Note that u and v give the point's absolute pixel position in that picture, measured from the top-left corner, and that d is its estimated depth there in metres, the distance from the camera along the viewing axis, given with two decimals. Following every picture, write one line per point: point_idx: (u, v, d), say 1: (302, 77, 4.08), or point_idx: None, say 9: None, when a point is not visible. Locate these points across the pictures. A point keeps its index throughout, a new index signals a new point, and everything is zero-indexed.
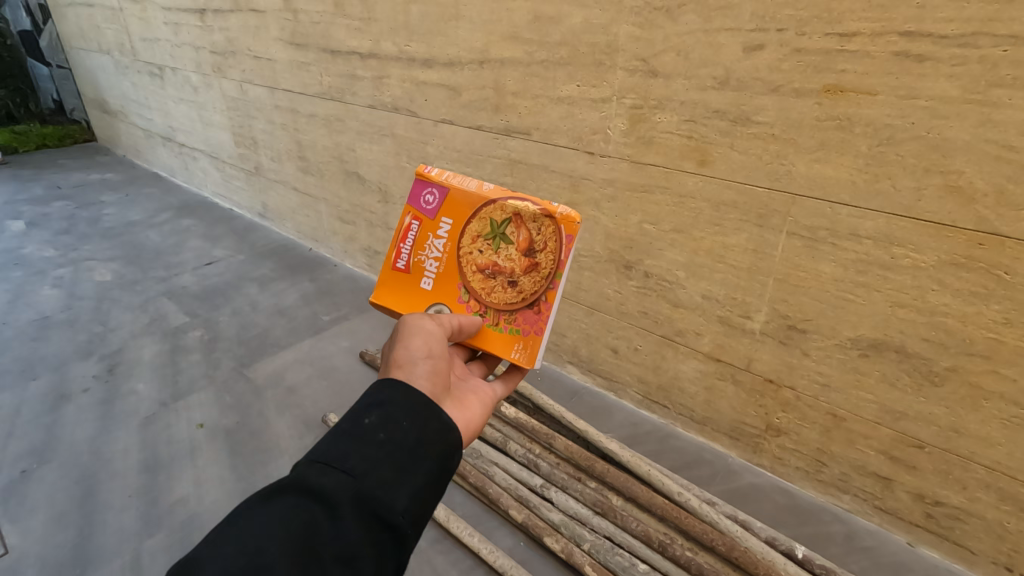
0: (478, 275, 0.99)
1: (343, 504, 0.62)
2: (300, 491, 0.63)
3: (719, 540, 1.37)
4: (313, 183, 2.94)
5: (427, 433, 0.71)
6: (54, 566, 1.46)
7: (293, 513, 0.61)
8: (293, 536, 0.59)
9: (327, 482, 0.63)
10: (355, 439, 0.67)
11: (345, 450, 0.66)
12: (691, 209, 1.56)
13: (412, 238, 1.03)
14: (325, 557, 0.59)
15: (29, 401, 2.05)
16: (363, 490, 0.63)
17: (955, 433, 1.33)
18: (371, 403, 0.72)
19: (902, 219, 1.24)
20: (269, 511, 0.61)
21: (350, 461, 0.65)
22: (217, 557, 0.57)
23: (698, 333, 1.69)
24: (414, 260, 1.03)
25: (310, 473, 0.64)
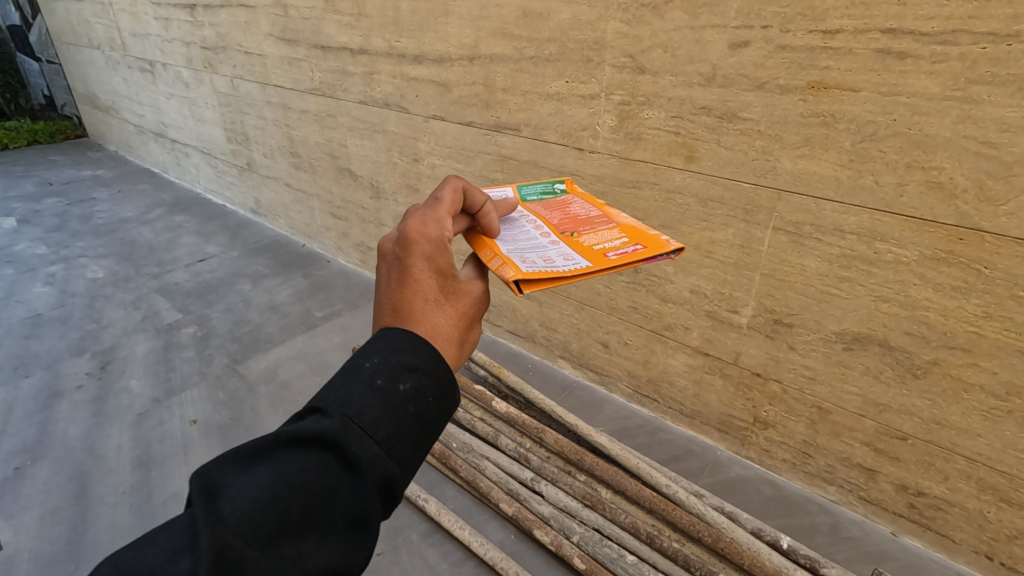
0: None
1: (370, 480, 0.61)
2: (329, 448, 0.61)
3: (705, 531, 1.39)
4: (305, 179, 2.94)
5: (444, 411, 0.71)
6: (48, 562, 1.47)
7: (320, 472, 0.60)
8: (315, 500, 0.59)
9: (362, 451, 0.61)
10: (389, 408, 0.64)
11: (378, 418, 0.63)
12: (678, 205, 1.57)
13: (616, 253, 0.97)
14: (341, 526, 0.60)
15: (22, 398, 2.06)
16: (391, 470, 0.62)
17: (937, 425, 1.35)
18: (406, 365, 0.69)
19: (884, 215, 1.25)
20: (295, 463, 0.60)
21: (384, 431, 0.63)
22: (243, 501, 0.57)
23: (687, 327, 1.71)
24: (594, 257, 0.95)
25: (344, 433, 0.61)
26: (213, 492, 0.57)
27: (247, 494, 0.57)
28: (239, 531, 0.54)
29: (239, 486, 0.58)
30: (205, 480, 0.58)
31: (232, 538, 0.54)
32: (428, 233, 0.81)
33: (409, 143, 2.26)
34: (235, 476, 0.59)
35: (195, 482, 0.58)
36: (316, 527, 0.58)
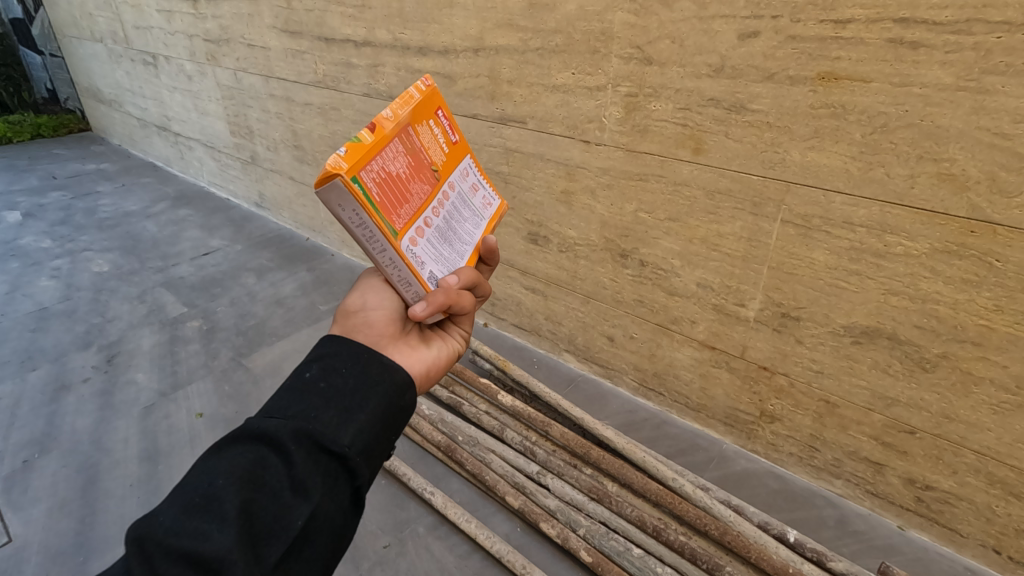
0: None
1: (286, 441, 0.62)
2: (247, 437, 0.63)
3: (711, 524, 1.38)
4: (309, 172, 2.94)
5: (370, 373, 0.70)
6: (57, 554, 1.48)
7: (242, 453, 0.61)
8: (240, 472, 0.59)
9: (271, 424, 0.63)
10: (295, 388, 0.67)
11: (288, 399, 0.66)
12: (685, 197, 1.56)
13: None
14: (276, 488, 0.59)
15: (29, 391, 2.06)
16: (307, 427, 0.63)
17: (946, 419, 1.34)
18: (311, 357, 0.72)
19: (895, 208, 1.24)
20: (218, 457, 0.62)
21: (295, 405, 0.65)
22: (172, 501, 0.58)
23: (693, 321, 1.70)
24: None
25: (254, 420, 0.65)
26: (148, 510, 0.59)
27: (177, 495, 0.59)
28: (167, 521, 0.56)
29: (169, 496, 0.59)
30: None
31: (155, 530, 0.55)
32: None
33: None
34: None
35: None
36: (247, 493, 0.58)
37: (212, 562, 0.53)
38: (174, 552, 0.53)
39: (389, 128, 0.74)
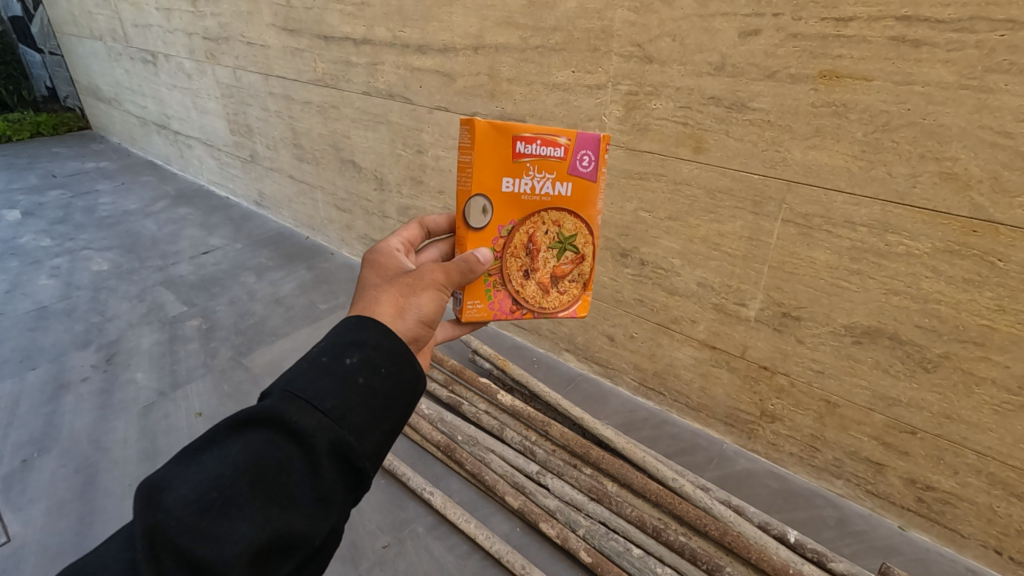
0: (527, 241, 0.98)
1: (320, 449, 0.59)
2: (275, 426, 0.60)
3: (712, 525, 1.38)
4: (309, 171, 2.93)
5: (403, 381, 0.68)
6: (56, 554, 1.48)
7: (267, 448, 0.58)
8: (263, 475, 0.57)
9: (304, 421, 0.59)
10: (334, 379, 0.63)
11: (323, 390, 0.62)
12: (686, 196, 1.55)
13: (541, 151, 0.92)
14: (296, 496, 0.58)
15: (28, 390, 2.06)
16: (340, 437, 0.60)
17: (948, 419, 1.34)
18: (352, 339, 0.68)
19: (897, 207, 1.23)
20: (240, 446, 0.59)
21: (330, 403, 0.61)
22: (188, 485, 0.56)
23: (694, 320, 1.70)
24: (523, 161, 0.92)
25: (286, 407, 0.60)
26: (159, 486, 0.56)
27: (193, 481, 0.56)
28: (183, 510, 0.54)
29: (185, 475, 0.57)
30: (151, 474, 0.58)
31: (172, 521, 0.53)
32: (382, 254, 0.92)
33: (413, 135, 2.24)
34: (182, 467, 0.58)
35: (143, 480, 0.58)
36: (267, 500, 0.56)
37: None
38: (187, 553, 0.52)
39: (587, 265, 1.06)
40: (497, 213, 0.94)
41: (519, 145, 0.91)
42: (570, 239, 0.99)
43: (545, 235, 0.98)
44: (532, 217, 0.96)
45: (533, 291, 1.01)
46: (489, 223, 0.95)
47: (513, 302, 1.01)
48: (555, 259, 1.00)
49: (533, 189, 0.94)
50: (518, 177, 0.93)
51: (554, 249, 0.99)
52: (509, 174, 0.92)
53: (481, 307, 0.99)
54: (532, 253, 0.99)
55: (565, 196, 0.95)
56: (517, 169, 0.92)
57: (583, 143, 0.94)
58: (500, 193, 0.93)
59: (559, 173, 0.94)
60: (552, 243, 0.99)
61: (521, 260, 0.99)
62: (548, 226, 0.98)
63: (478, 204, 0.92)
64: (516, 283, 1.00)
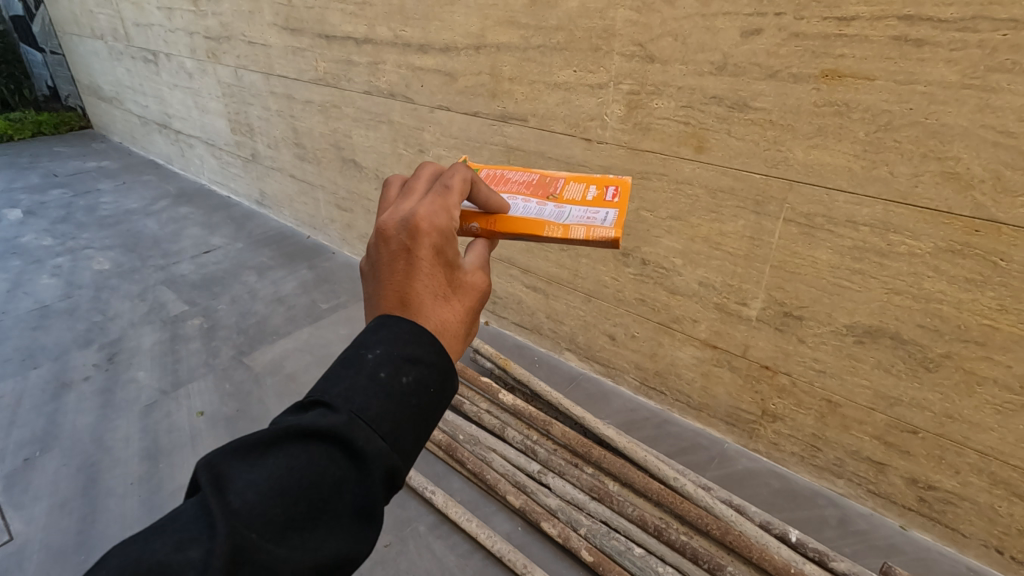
0: None
1: (377, 476, 0.56)
2: (337, 442, 0.56)
3: (713, 524, 1.38)
4: (310, 170, 2.93)
5: (447, 400, 0.65)
6: (58, 552, 1.48)
7: (328, 466, 0.55)
8: (321, 494, 0.54)
9: (368, 446, 0.56)
10: (391, 398, 0.59)
11: (383, 409, 0.58)
12: (688, 196, 1.55)
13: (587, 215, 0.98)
14: (349, 516, 0.56)
15: (30, 389, 2.06)
16: (397, 463, 0.58)
17: (949, 419, 1.34)
18: (408, 354, 0.62)
19: (899, 206, 1.23)
20: (303, 459, 0.55)
21: (389, 424, 0.58)
22: (252, 493, 0.52)
23: (695, 320, 1.70)
24: None
25: (350, 425, 0.56)
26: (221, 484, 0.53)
27: (255, 488, 0.53)
28: (252, 521, 0.51)
29: (248, 478, 0.53)
30: (209, 467, 0.54)
31: (245, 530, 0.50)
32: (437, 220, 0.69)
33: (415, 134, 2.24)
34: (246, 465, 0.54)
35: (202, 471, 0.54)
36: (323, 520, 0.54)
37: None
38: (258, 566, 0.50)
39: None
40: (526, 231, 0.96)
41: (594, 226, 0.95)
42: None
43: None
44: None
45: None
46: None
47: None
48: None
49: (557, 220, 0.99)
50: None
51: None
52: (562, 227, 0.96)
53: None
54: None
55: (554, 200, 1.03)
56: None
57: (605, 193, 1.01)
58: None
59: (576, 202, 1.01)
60: None
61: None
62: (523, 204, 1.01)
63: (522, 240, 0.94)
64: None
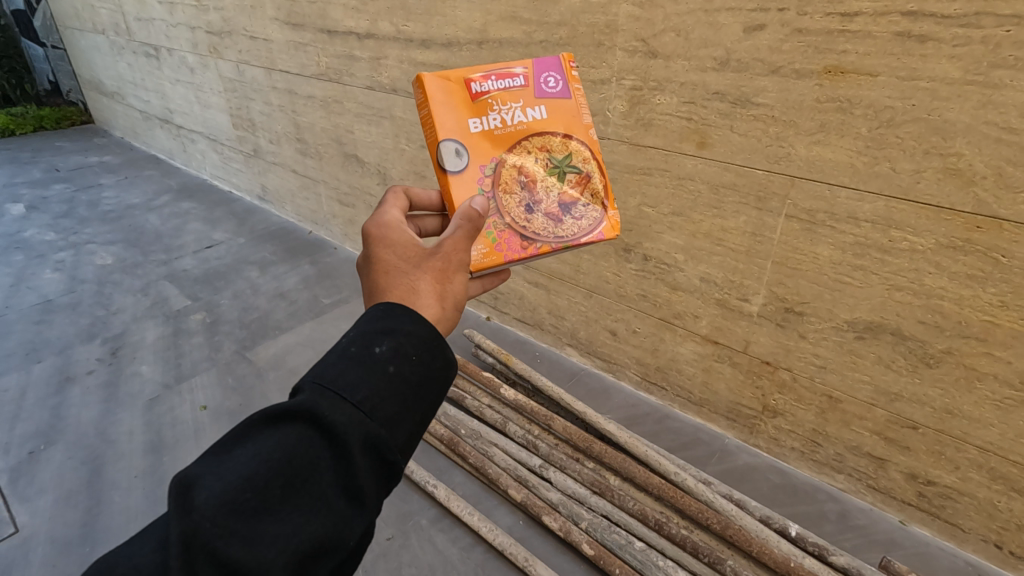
0: (513, 168, 0.95)
1: (353, 444, 0.57)
2: (309, 420, 0.58)
3: (714, 518, 1.38)
4: (312, 165, 2.93)
5: (431, 369, 0.66)
6: (64, 544, 1.49)
7: (299, 445, 0.57)
8: (296, 473, 0.55)
9: (337, 416, 0.57)
10: (362, 368, 0.61)
11: (354, 380, 0.60)
12: (689, 191, 1.55)
13: (507, 83, 0.96)
14: (330, 494, 0.56)
15: (34, 383, 2.07)
16: (373, 431, 0.59)
17: (949, 414, 1.34)
18: (378, 328, 0.66)
19: (900, 202, 1.23)
20: (274, 442, 0.56)
21: (361, 393, 0.59)
22: (222, 482, 0.54)
23: (696, 315, 1.71)
24: (489, 96, 0.95)
25: (318, 400, 0.58)
26: (190, 483, 0.54)
27: (224, 478, 0.54)
28: (219, 510, 0.52)
29: (219, 471, 0.55)
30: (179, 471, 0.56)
31: (207, 522, 0.51)
32: (383, 227, 0.84)
33: (417, 130, 2.24)
34: (214, 462, 0.56)
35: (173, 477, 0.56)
36: (302, 500, 0.55)
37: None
38: (226, 555, 0.50)
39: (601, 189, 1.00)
40: (473, 155, 0.93)
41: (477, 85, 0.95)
42: (558, 158, 0.98)
43: (535, 160, 0.97)
44: (514, 144, 0.96)
45: (546, 218, 0.96)
46: (469, 157, 0.93)
47: (524, 238, 0.94)
48: (551, 184, 0.97)
49: (506, 126, 0.96)
50: (489, 111, 0.95)
51: (552, 174, 0.97)
52: (479, 113, 0.94)
53: (485, 252, 0.92)
54: (527, 178, 0.96)
55: (541, 121, 0.97)
56: (484, 113, 0.95)
57: (543, 68, 0.99)
58: (475, 130, 0.93)
59: (526, 101, 0.97)
60: (546, 165, 0.97)
61: (515, 187, 0.95)
62: (533, 155, 0.97)
63: (455, 150, 0.92)
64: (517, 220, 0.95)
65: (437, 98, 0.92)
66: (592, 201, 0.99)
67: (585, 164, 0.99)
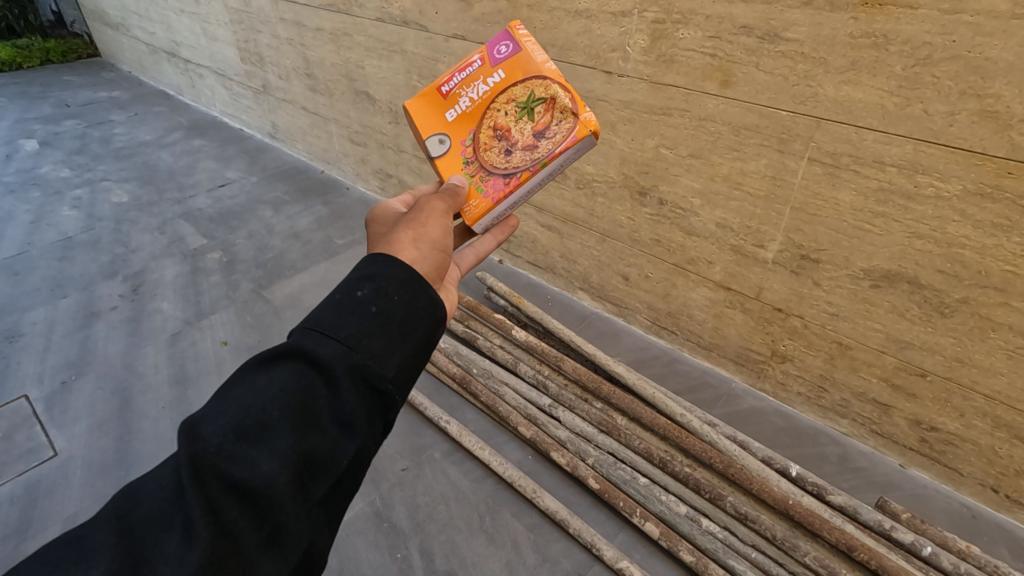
0: (489, 130, 0.96)
1: (340, 373, 0.60)
2: (299, 357, 0.61)
3: (716, 457, 1.42)
4: (322, 102, 2.87)
5: (416, 306, 0.68)
6: (101, 467, 1.59)
7: (290, 378, 0.59)
8: (291, 402, 0.58)
9: (323, 350, 0.61)
10: (345, 308, 0.64)
11: (339, 318, 0.63)
12: (709, 133, 1.51)
13: (464, 70, 0.97)
14: (325, 422, 0.59)
15: (61, 317, 2.14)
16: (360, 361, 0.61)
17: (959, 363, 1.35)
18: (359, 275, 0.69)
19: (930, 146, 1.19)
20: (268, 377, 0.59)
21: (347, 330, 0.62)
22: (223, 415, 0.57)
23: (710, 261, 1.69)
24: (453, 89, 0.97)
25: (306, 339, 0.62)
26: (193, 421, 0.57)
27: (223, 413, 0.57)
28: (219, 438, 0.55)
29: (218, 408, 0.58)
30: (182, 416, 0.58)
31: (209, 449, 0.54)
32: (375, 211, 0.90)
33: (429, 65, 2.17)
34: (214, 400, 0.59)
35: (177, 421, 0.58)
36: (300, 425, 0.57)
37: (264, 495, 0.53)
38: (230, 475, 0.53)
39: (578, 112, 0.93)
40: (452, 136, 0.97)
41: (442, 86, 0.98)
42: (531, 97, 0.94)
43: (505, 113, 0.95)
44: (484, 113, 0.96)
45: (525, 155, 0.94)
46: (449, 143, 0.96)
47: (504, 179, 0.94)
48: (525, 124, 0.94)
49: (472, 102, 0.96)
50: (455, 101, 0.97)
51: (522, 116, 0.95)
52: (447, 107, 0.97)
53: (475, 204, 0.94)
54: (502, 133, 0.95)
55: (501, 82, 0.95)
56: (453, 102, 0.97)
57: (495, 40, 0.97)
58: (448, 120, 0.97)
59: (484, 71, 0.96)
60: (517, 115, 0.95)
61: (491, 141, 0.95)
62: (503, 110, 0.95)
63: (435, 140, 0.97)
64: (497, 165, 0.95)
65: (411, 109, 0.99)
66: (564, 117, 0.93)
67: (548, 88, 0.93)
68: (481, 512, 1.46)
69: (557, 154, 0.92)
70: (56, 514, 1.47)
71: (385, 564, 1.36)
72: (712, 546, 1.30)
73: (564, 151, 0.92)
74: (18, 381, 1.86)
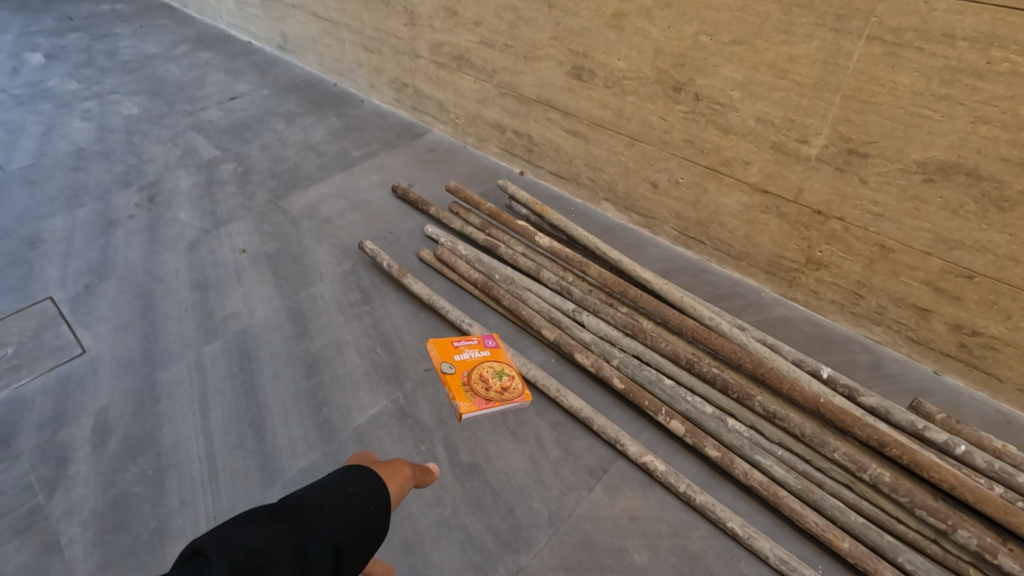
0: (476, 377, 1.49)
1: (368, 505, 0.71)
2: (328, 499, 0.69)
3: (746, 358, 1.37)
4: (333, 6, 2.71)
5: (400, 475, 0.81)
6: (128, 364, 1.61)
7: (330, 509, 0.67)
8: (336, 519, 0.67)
9: (353, 498, 0.70)
10: (355, 479, 0.74)
11: (353, 480, 0.73)
12: (757, 14, 1.39)
13: (469, 337, 1.61)
14: (357, 506, 0.70)
15: (79, 225, 2.12)
16: (380, 502, 0.73)
17: (1011, 262, 1.28)
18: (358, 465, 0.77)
19: (1011, 13, 1.09)
20: (303, 507, 0.66)
21: (364, 487, 0.73)
22: (274, 520, 0.63)
23: (747, 162, 1.60)
24: (461, 348, 1.58)
25: (330, 486, 0.71)
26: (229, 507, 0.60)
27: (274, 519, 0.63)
28: (284, 533, 0.62)
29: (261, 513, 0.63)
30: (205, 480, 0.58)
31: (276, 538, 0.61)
32: None
33: None
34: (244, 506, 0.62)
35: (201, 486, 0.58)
36: (341, 519, 0.67)
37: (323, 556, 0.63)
38: (300, 546, 0.62)
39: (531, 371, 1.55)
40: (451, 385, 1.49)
41: (455, 343, 1.60)
42: (505, 356, 1.55)
43: (487, 366, 1.51)
44: (473, 364, 1.52)
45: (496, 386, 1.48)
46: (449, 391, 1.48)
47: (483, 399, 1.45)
48: (499, 368, 1.51)
49: (467, 354, 1.55)
50: (458, 354, 1.55)
51: (497, 364, 1.52)
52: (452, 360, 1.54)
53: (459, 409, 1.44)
54: (484, 375, 1.49)
55: (489, 339, 1.59)
56: (458, 351, 1.56)
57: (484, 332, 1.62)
58: (449, 368, 1.51)
59: (478, 335, 1.60)
60: (494, 368, 1.51)
61: (477, 376, 1.49)
62: (491, 365, 1.52)
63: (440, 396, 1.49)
64: (478, 386, 1.47)
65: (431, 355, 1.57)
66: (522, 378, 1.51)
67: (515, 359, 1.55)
68: (504, 411, 1.46)
69: (518, 389, 1.48)
70: (88, 405, 1.50)
71: (410, 455, 1.37)
72: (739, 443, 1.29)
73: (519, 387, 1.48)
74: (42, 284, 1.87)
